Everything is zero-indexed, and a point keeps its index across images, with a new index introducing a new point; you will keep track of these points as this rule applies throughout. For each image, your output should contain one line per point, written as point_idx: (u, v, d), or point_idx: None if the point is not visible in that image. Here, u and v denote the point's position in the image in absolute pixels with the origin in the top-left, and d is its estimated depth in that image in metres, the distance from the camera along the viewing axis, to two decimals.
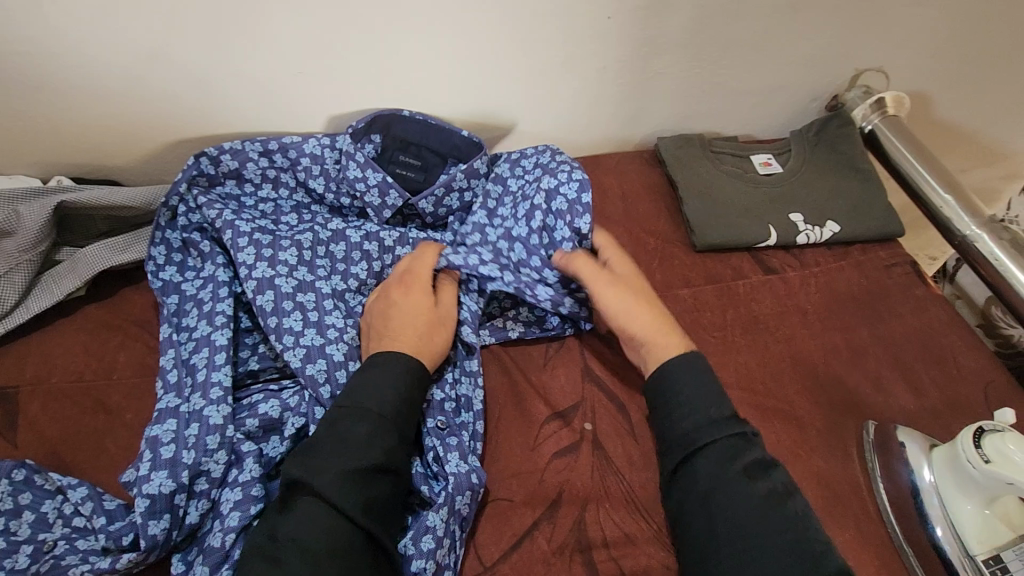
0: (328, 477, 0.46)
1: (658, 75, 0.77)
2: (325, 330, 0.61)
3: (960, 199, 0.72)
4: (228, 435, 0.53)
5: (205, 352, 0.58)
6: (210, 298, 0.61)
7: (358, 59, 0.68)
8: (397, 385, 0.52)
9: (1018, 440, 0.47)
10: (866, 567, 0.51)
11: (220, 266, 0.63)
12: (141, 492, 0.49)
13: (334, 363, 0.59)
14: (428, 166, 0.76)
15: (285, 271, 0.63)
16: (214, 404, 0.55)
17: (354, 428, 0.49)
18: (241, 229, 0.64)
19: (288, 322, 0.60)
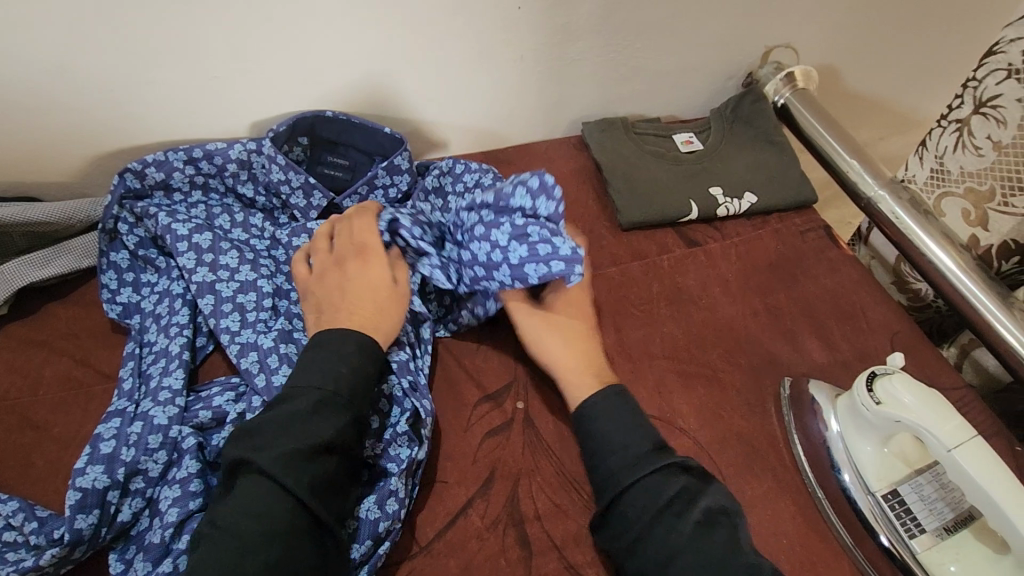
0: (274, 455, 0.45)
1: (575, 62, 0.79)
2: (262, 329, 0.62)
3: (864, 163, 0.76)
4: (170, 435, 0.53)
5: (162, 361, 0.59)
6: (167, 312, 0.62)
7: (272, 60, 0.69)
8: (353, 363, 0.52)
9: (906, 381, 0.49)
10: (784, 513, 0.54)
11: (174, 279, 0.65)
12: (74, 485, 0.49)
13: (265, 351, 0.60)
14: (356, 166, 0.78)
15: (226, 275, 0.64)
16: (161, 405, 0.55)
17: (311, 406, 0.48)
18: (180, 234, 0.65)
19: (225, 322, 0.61)
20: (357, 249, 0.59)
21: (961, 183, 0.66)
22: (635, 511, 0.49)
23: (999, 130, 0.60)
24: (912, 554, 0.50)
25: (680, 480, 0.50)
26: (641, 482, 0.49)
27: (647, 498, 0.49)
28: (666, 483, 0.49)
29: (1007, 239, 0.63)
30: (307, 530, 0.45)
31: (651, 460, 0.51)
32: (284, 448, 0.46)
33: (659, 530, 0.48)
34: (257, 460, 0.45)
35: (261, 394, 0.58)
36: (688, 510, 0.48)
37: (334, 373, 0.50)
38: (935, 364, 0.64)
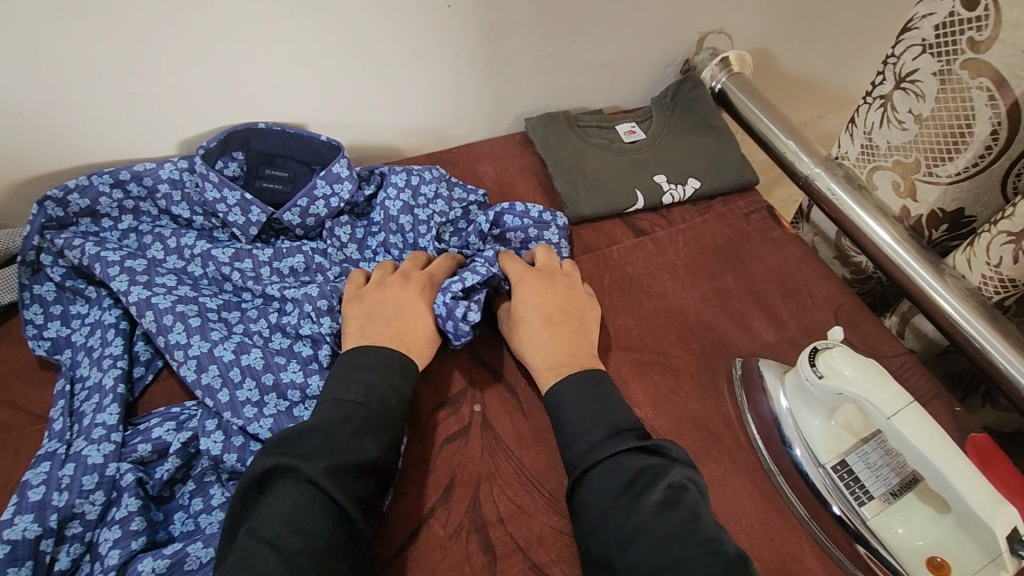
0: (319, 463, 0.46)
1: (513, 58, 0.79)
2: (216, 339, 0.58)
3: (800, 143, 0.78)
4: (107, 473, 0.51)
5: (96, 398, 0.56)
6: (100, 344, 0.59)
7: (195, 72, 0.66)
8: (392, 382, 0.54)
9: (846, 354, 0.50)
10: (742, 493, 0.55)
11: (107, 308, 0.61)
12: (2, 539, 0.46)
13: (227, 364, 0.57)
14: (296, 177, 0.75)
15: (163, 291, 0.60)
16: (95, 443, 0.52)
17: (355, 420, 0.51)
18: (110, 260, 0.62)
19: (173, 338, 0.58)
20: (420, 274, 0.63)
21: (889, 157, 0.68)
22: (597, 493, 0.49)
23: (919, 104, 0.62)
24: (862, 521, 0.51)
25: (646, 463, 0.50)
26: (604, 462, 0.50)
27: (609, 479, 0.49)
28: (624, 464, 0.50)
29: (934, 209, 0.65)
30: (346, 542, 0.45)
31: (611, 442, 0.51)
32: (329, 457, 0.47)
33: (617, 511, 0.47)
34: (304, 468, 0.46)
35: (218, 418, 0.55)
36: (647, 490, 0.48)
37: (378, 393, 0.53)
38: (877, 333, 0.66)
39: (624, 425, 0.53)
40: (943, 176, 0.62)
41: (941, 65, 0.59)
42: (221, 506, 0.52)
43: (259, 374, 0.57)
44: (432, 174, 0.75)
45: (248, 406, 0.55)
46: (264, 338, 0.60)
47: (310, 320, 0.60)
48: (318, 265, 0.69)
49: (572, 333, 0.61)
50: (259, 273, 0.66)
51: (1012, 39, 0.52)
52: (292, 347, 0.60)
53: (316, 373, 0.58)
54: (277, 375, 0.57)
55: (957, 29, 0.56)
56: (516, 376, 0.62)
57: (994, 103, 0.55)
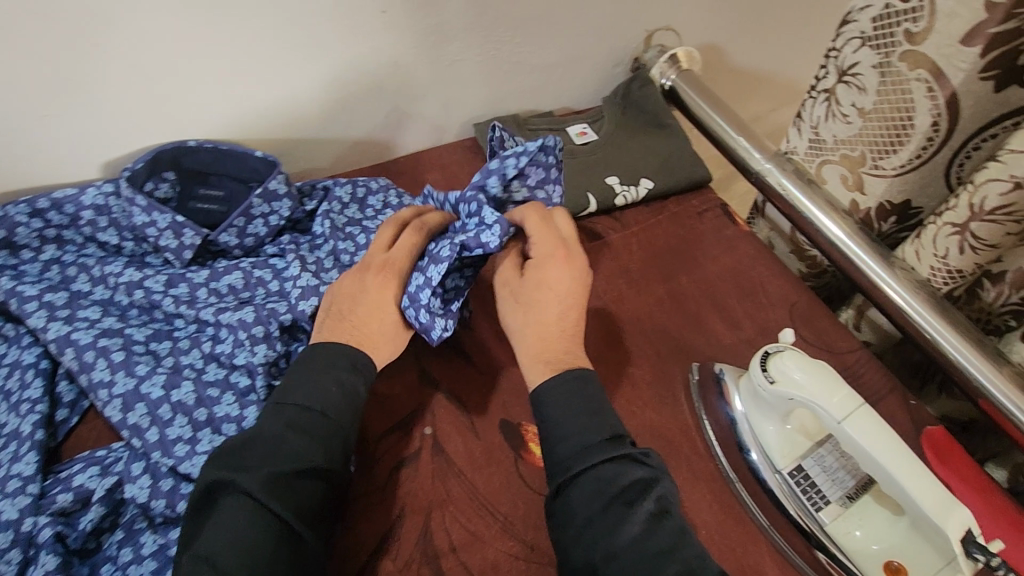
0: (256, 476, 0.46)
1: (456, 62, 0.76)
2: (140, 373, 0.55)
3: (750, 139, 0.77)
4: (24, 529, 0.48)
5: (12, 447, 0.52)
6: (17, 386, 0.55)
7: (115, 88, 0.62)
8: (342, 382, 0.52)
9: (796, 357, 0.49)
10: (701, 502, 0.53)
11: (26, 347, 0.57)
12: None
13: (154, 403, 0.54)
14: (231, 196, 0.72)
15: (85, 326, 0.57)
16: (10, 497, 0.49)
17: (301, 426, 0.50)
18: (28, 295, 0.58)
19: (96, 376, 0.55)
20: (384, 261, 0.58)
21: (837, 151, 0.67)
22: (585, 503, 0.48)
23: (861, 97, 0.61)
24: (821, 526, 0.50)
25: (635, 470, 0.50)
26: (594, 470, 0.49)
27: (597, 489, 0.48)
28: (619, 473, 0.49)
29: (883, 201, 0.65)
30: (288, 554, 0.44)
31: (602, 450, 0.50)
32: (267, 470, 0.47)
33: (605, 524, 0.47)
34: (242, 482, 0.46)
35: (144, 460, 0.52)
36: (639, 502, 0.47)
37: (325, 396, 0.51)
38: (831, 329, 0.66)
39: (621, 432, 0.52)
40: (888, 168, 0.62)
41: (880, 57, 0.58)
42: (151, 556, 0.48)
43: (190, 411, 0.54)
44: (377, 185, 0.74)
45: (180, 444, 0.52)
46: (196, 371, 0.56)
47: (245, 348, 0.57)
48: (258, 279, 0.63)
49: (544, 331, 0.57)
50: (195, 296, 0.61)
51: (946, 30, 0.52)
52: (227, 378, 0.56)
53: (252, 405, 0.55)
54: (210, 409, 0.54)
55: (894, 21, 0.56)
56: (468, 394, 0.60)
57: (932, 95, 0.55)
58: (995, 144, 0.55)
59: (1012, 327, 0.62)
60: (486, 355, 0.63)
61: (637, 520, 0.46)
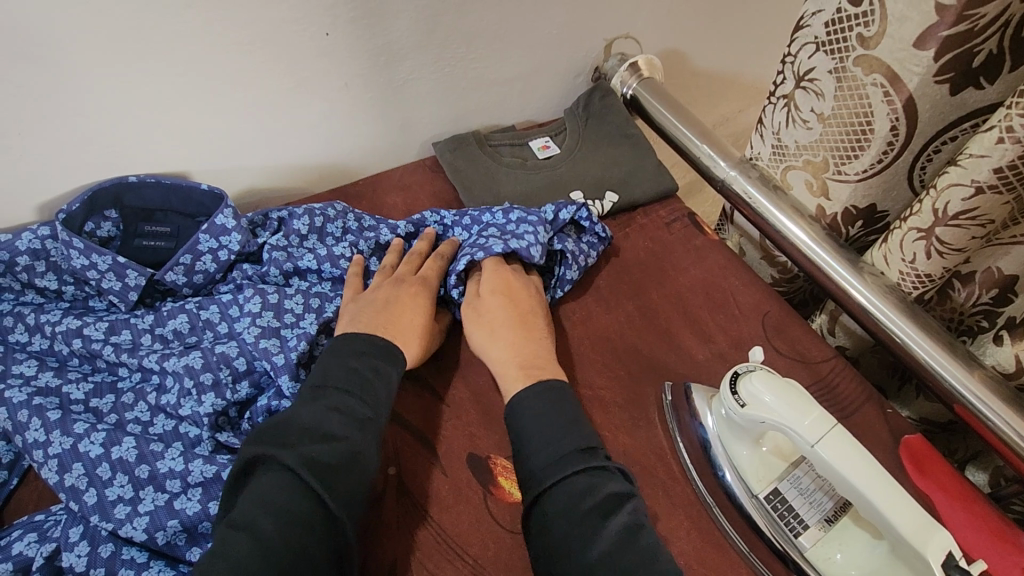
0: (298, 451, 0.45)
1: (409, 81, 0.74)
2: (78, 431, 0.52)
3: (713, 146, 0.75)
4: None
5: None
6: None
7: (43, 127, 0.59)
8: (376, 367, 0.53)
9: (766, 378, 0.47)
10: (678, 531, 0.52)
11: None
12: None
13: (92, 462, 0.50)
14: (179, 231, 0.69)
15: (19, 382, 0.54)
16: None
17: (341, 407, 0.49)
18: None
19: (31, 437, 0.51)
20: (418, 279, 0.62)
21: (799, 157, 0.66)
22: (561, 514, 0.47)
23: (819, 103, 0.60)
24: (801, 553, 0.48)
25: (613, 481, 0.49)
26: (567, 482, 0.48)
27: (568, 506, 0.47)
28: (594, 484, 0.48)
29: (848, 206, 0.64)
30: (324, 534, 0.44)
31: (579, 460, 0.49)
32: (309, 445, 0.46)
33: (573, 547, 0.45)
34: (283, 456, 0.45)
35: (85, 524, 0.49)
36: (615, 512, 0.47)
37: (362, 379, 0.52)
38: (805, 338, 0.64)
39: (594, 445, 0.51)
40: (850, 173, 0.61)
41: (835, 63, 0.57)
42: None
43: (132, 469, 0.51)
44: (335, 211, 0.70)
45: (121, 505, 0.49)
46: (142, 425, 0.54)
47: (191, 399, 0.55)
48: (206, 321, 0.60)
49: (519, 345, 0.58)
50: (137, 343, 0.58)
51: (898, 35, 0.51)
52: (176, 429, 0.54)
53: (199, 458, 0.52)
54: (153, 465, 0.51)
55: (846, 25, 0.55)
56: (434, 427, 0.58)
57: (890, 99, 0.54)
58: (955, 146, 0.55)
59: (984, 328, 0.61)
60: (452, 386, 0.61)
61: (612, 527, 0.46)
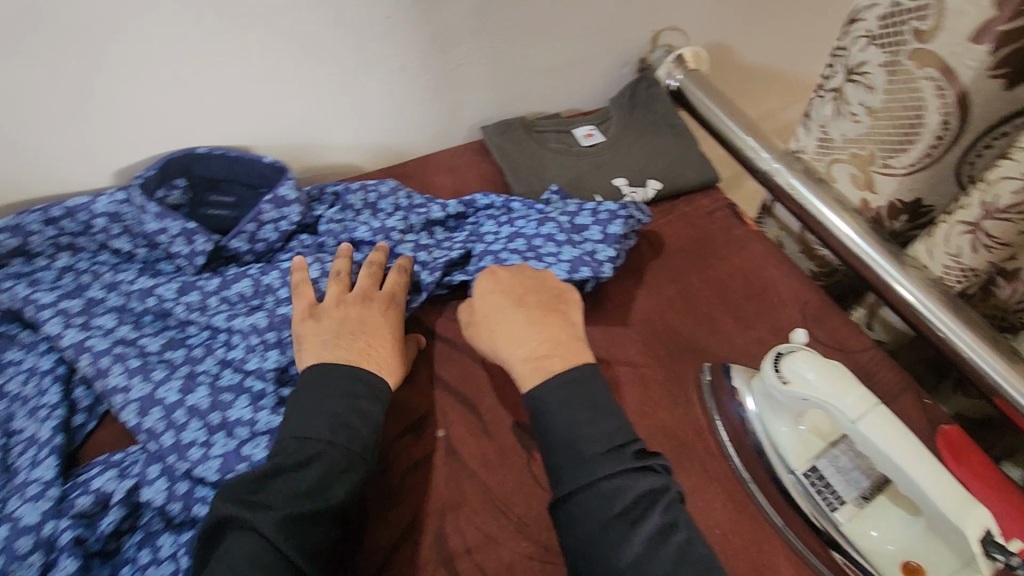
0: (272, 515, 0.45)
1: (460, 66, 0.77)
2: (158, 378, 0.56)
3: (758, 138, 0.77)
4: (44, 533, 0.48)
5: (30, 451, 0.53)
6: (34, 392, 0.56)
7: (124, 98, 0.63)
8: (360, 411, 0.52)
9: (809, 358, 0.49)
10: (715, 503, 0.53)
11: (43, 355, 0.58)
12: None
13: (169, 406, 0.55)
14: (242, 201, 0.72)
15: (101, 332, 0.58)
16: (32, 501, 0.49)
17: (318, 462, 0.49)
18: (43, 302, 0.60)
19: (112, 381, 0.56)
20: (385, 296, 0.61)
21: (846, 150, 0.67)
22: (600, 510, 0.47)
23: (869, 96, 0.62)
24: (837, 527, 0.50)
25: (647, 479, 0.49)
26: (605, 479, 0.48)
27: (605, 503, 0.48)
28: (628, 484, 0.48)
29: (894, 200, 0.65)
30: None
31: (611, 460, 0.49)
32: (284, 509, 0.46)
33: (610, 541, 0.46)
34: (255, 522, 0.45)
35: (160, 463, 0.52)
36: (648, 515, 0.47)
37: (344, 428, 0.51)
38: (845, 329, 0.66)
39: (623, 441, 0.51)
40: (898, 167, 0.62)
41: (888, 56, 0.58)
42: (170, 559, 0.49)
43: (204, 415, 0.54)
44: (388, 188, 0.74)
45: (194, 447, 0.53)
46: (212, 376, 0.57)
47: (257, 354, 0.58)
48: (268, 285, 0.64)
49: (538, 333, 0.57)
50: (206, 304, 0.62)
51: (953, 28, 0.52)
52: (242, 382, 0.57)
53: (265, 409, 0.55)
54: (224, 412, 0.55)
55: (902, 19, 0.56)
56: (481, 395, 0.61)
57: (942, 93, 0.55)
58: (1007, 142, 0.55)
59: None
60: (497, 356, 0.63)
61: (648, 528, 0.46)
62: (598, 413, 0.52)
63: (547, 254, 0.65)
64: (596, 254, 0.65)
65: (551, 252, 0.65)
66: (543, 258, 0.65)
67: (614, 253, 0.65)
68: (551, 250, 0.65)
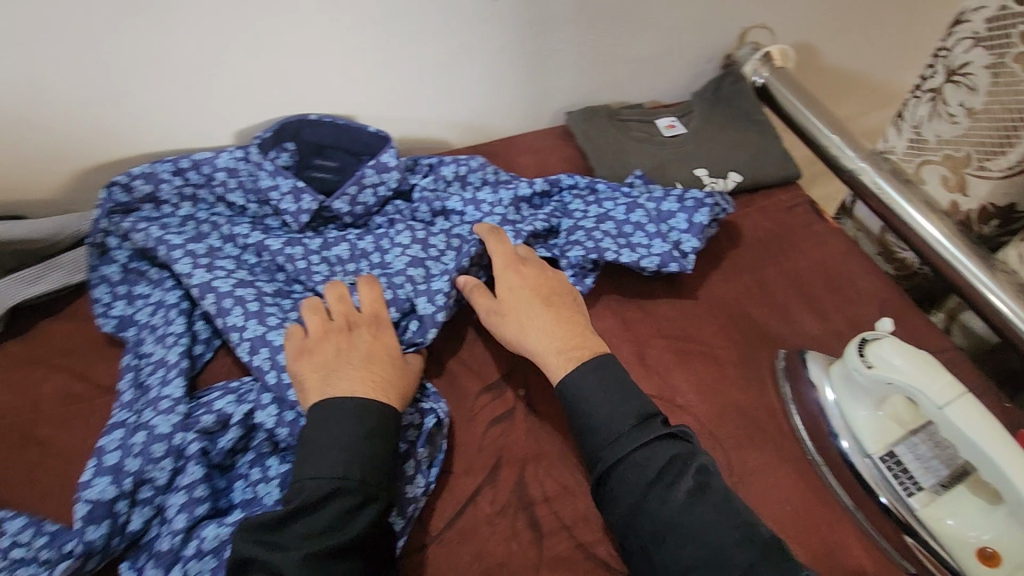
0: (293, 555, 0.44)
1: (553, 52, 0.80)
2: (273, 323, 0.61)
3: (844, 136, 0.77)
4: (174, 443, 0.53)
5: (160, 372, 0.59)
6: (163, 322, 0.62)
7: (252, 64, 0.69)
8: (369, 438, 0.50)
9: (897, 345, 0.50)
10: (784, 481, 0.55)
11: (169, 290, 0.65)
12: (83, 499, 0.50)
13: (276, 349, 0.59)
14: (344, 166, 0.77)
15: (224, 274, 0.64)
16: (164, 414, 0.55)
17: (330, 496, 0.47)
18: (174, 244, 0.65)
19: (232, 320, 0.61)
20: (369, 320, 0.59)
21: (939, 151, 0.68)
22: (635, 475, 0.50)
23: (970, 98, 0.63)
24: (911, 512, 0.51)
25: (672, 446, 0.51)
26: (637, 447, 0.50)
27: (639, 470, 0.50)
28: (653, 455, 0.50)
29: (985, 204, 0.64)
30: None
31: (636, 431, 0.51)
32: (305, 548, 0.45)
33: (651, 502, 0.48)
34: (278, 561, 0.44)
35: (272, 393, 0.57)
36: (679, 479, 0.49)
37: (354, 456, 0.49)
38: (924, 330, 0.66)
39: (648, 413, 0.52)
40: (993, 170, 0.62)
41: (993, 58, 0.60)
42: (278, 477, 0.54)
43: None
44: (477, 164, 0.77)
45: None
46: None
47: None
48: (362, 250, 0.68)
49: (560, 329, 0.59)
50: (310, 264, 0.67)
51: None
52: None
53: None
54: None
55: (1011, 22, 0.57)
56: None
57: None
58: None
59: None
60: None
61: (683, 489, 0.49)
62: (623, 396, 0.53)
63: (641, 245, 0.67)
64: (683, 245, 0.68)
65: (644, 243, 0.67)
66: (638, 250, 0.66)
67: (699, 244, 0.67)
68: (642, 241, 0.67)
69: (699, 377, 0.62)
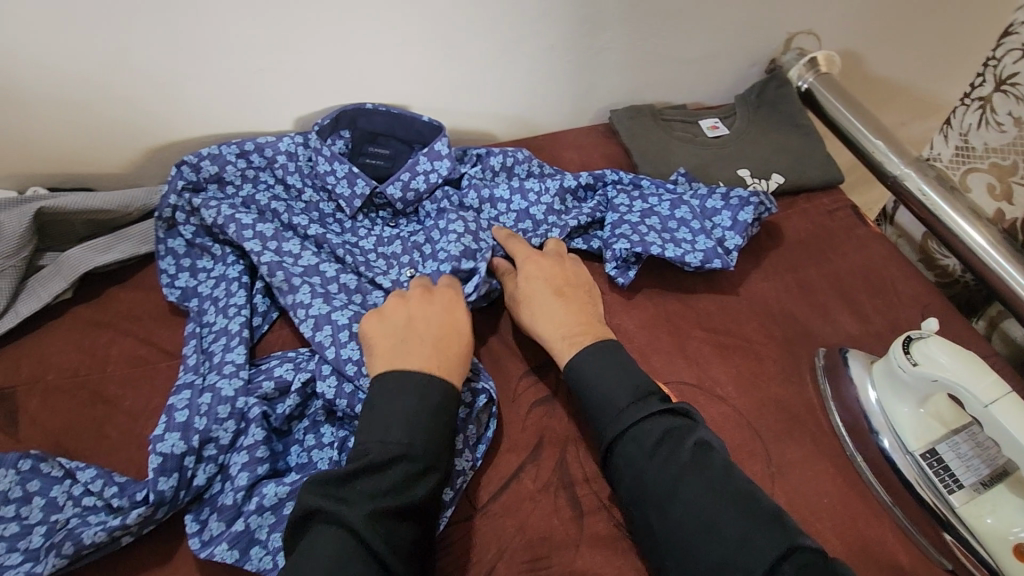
0: (358, 510, 0.45)
1: (602, 51, 0.82)
2: (337, 305, 0.64)
3: (888, 142, 0.78)
4: (238, 406, 0.57)
5: (223, 340, 0.62)
6: (225, 294, 0.65)
7: (318, 53, 0.73)
8: (434, 409, 0.51)
9: (943, 344, 0.51)
10: (823, 476, 0.56)
11: (232, 264, 0.68)
12: (155, 451, 0.53)
13: (339, 327, 0.62)
14: (395, 155, 0.80)
15: (292, 258, 0.66)
16: (227, 377, 0.58)
17: (397, 460, 0.48)
18: (244, 224, 0.68)
19: (298, 298, 0.64)
20: (440, 298, 0.60)
21: (986, 159, 0.69)
22: (633, 447, 0.51)
23: (1019, 107, 0.64)
24: (950, 508, 0.52)
25: (667, 419, 0.53)
26: (634, 421, 0.52)
27: (638, 442, 0.51)
28: (650, 427, 0.52)
29: None
30: None
31: (635, 408, 0.53)
32: (371, 504, 0.46)
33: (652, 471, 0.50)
34: (343, 513, 0.45)
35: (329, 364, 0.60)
36: (673, 448, 0.50)
37: (419, 423, 0.50)
38: (965, 335, 0.66)
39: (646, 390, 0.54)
40: None
41: None
42: (332, 443, 0.58)
43: None
44: (523, 156, 0.80)
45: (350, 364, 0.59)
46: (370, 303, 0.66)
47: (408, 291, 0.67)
48: (414, 243, 0.72)
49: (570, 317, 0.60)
50: (367, 256, 0.71)
51: None
52: None
53: None
54: None
55: None
56: None
57: None
58: None
59: None
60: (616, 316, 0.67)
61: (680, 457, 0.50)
62: (623, 375, 0.55)
63: (683, 239, 0.69)
64: (726, 241, 0.70)
65: (687, 238, 0.69)
66: (682, 244, 0.68)
67: (743, 241, 0.69)
68: (686, 236, 0.69)
69: (740, 373, 0.63)
